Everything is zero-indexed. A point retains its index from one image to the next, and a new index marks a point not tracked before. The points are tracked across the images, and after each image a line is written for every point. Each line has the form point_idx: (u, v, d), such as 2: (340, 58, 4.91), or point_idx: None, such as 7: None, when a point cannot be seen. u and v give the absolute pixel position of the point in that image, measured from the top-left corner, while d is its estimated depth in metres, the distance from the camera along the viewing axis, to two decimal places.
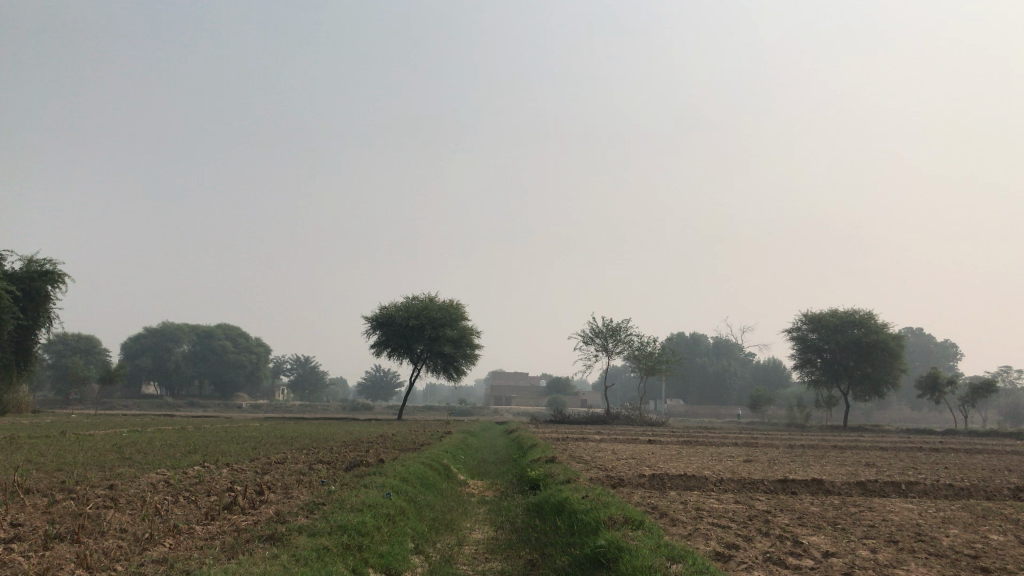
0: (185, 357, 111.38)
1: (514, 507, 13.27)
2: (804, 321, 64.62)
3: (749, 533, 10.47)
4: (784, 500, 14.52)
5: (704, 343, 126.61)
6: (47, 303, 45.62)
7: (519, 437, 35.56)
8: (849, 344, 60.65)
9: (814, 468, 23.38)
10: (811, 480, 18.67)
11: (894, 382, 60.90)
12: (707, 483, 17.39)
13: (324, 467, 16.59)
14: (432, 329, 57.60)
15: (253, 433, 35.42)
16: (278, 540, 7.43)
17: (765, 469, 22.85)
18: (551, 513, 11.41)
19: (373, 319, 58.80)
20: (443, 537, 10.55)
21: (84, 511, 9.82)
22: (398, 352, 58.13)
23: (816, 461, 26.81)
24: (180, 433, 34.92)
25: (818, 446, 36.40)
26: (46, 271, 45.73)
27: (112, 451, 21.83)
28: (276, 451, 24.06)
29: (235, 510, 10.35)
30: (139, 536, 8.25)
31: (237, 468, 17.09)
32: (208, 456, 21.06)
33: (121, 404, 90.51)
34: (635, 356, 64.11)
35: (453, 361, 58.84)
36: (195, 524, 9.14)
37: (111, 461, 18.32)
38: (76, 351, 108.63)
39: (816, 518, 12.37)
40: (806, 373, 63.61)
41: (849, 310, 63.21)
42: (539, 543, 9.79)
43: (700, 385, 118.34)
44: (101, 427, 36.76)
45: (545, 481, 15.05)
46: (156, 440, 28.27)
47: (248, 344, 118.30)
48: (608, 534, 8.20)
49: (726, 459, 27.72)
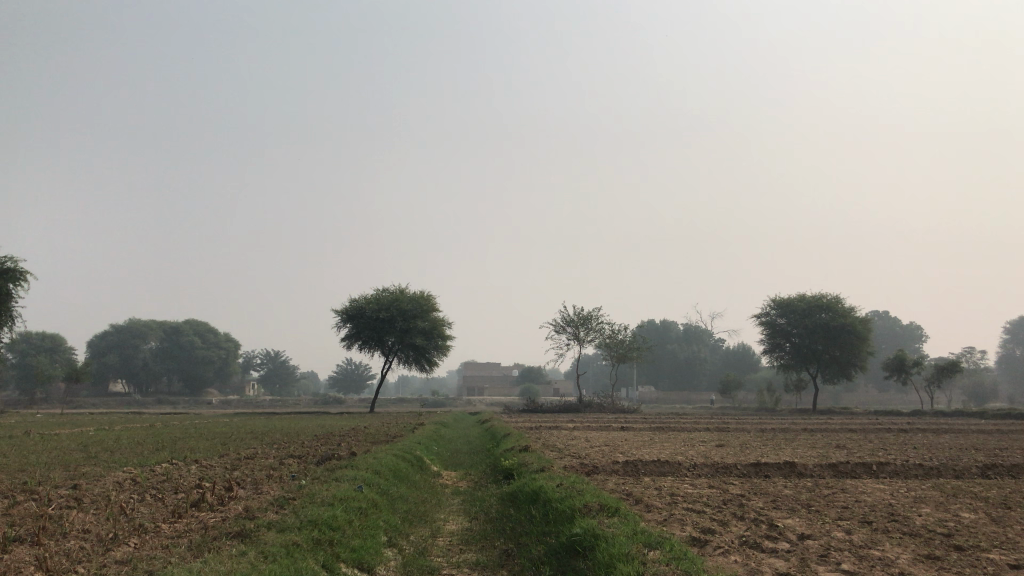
0: (153, 354, 109.93)
1: (488, 497, 13.16)
2: (773, 306, 65.15)
3: (725, 518, 10.45)
4: (757, 484, 14.56)
5: (675, 331, 127.29)
6: (9, 302, 44.67)
7: (491, 428, 35.50)
8: (817, 328, 61.25)
9: (786, 451, 23.54)
10: (785, 463, 18.74)
11: (861, 365, 61.64)
12: (682, 468, 17.39)
13: (295, 462, 16.34)
14: (403, 320, 57.29)
15: (223, 429, 34.95)
16: (247, 537, 7.22)
17: (738, 453, 22.96)
18: (526, 502, 11.32)
19: (343, 312, 58.35)
20: (416, 529, 10.41)
21: (47, 512, 9.53)
22: (369, 344, 57.80)
23: (788, 445, 26.98)
24: (147, 430, 34.35)
25: (788, 429, 36.85)
26: (7, 269, 44.78)
27: (77, 450, 21.37)
28: (246, 446, 23.76)
29: (203, 508, 10.11)
30: (103, 537, 8.01)
31: (206, 464, 16.81)
32: (176, 453, 20.74)
33: (88, 402, 89.15)
34: (606, 344, 64.28)
35: (425, 352, 58.62)
36: (161, 523, 8.91)
37: (76, 461, 17.91)
38: (40, 350, 106.94)
39: (790, 500, 12.39)
40: (775, 358, 64.18)
41: (817, 295, 63.80)
42: (513, 533, 9.69)
43: (671, 372, 119.03)
44: (68, 426, 36.12)
45: (518, 471, 14.95)
46: (124, 438, 27.74)
47: (217, 339, 117.02)
48: (584, 522, 8.09)
49: (698, 444, 27.79)
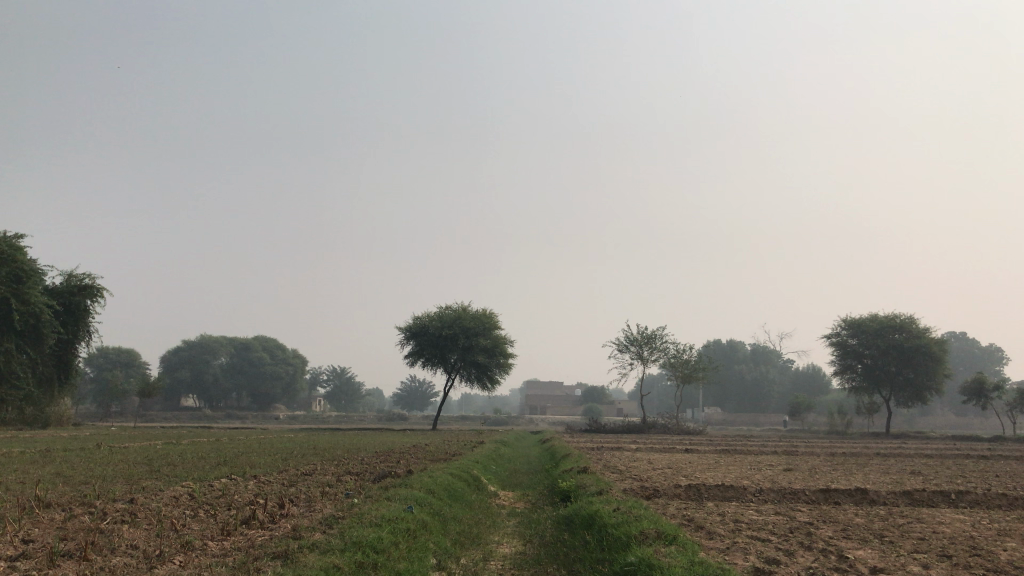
0: (223, 369, 112.43)
1: (544, 520, 12.80)
2: (844, 326, 63.24)
3: (791, 547, 9.91)
4: (827, 512, 13.86)
5: (742, 351, 124.85)
6: (87, 318, 45.99)
7: (552, 447, 35.06)
8: (890, 349, 59.28)
9: (857, 477, 22.65)
10: (856, 489, 17.93)
11: (937, 388, 59.37)
12: (746, 493, 16.75)
13: (351, 479, 16.28)
14: (466, 338, 57.25)
15: (287, 444, 35.30)
16: (290, 558, 7.05)
17: (806, 478, 22.17)
18: (582, 526, 10.94)
19: (407, 329, 58.73)
20: (469, 552, 10.17)
21: (98, 527, 9.50)
22: (432, 361, 57.97)
23: (860, 470, 25.92)
24: (214, 444, 34.89)
25: (861, 454, 35.57)
26: (85, 286, 46.13)
27: (142, 464, 21.68)
28: (305, 462, 23.85)
29: (254, 525, 9.99)
30: (150, 553, 7.93)
31: (263, 480, 16.86)
32: (237, 468, 20.93)
33: (160, 415, 91.45)
34: (670, 364, 63.24)
35: (487, 370, 58.48)
36: (210, 539, 8.82)
37: (137, 474, 18.14)
38: (117, 364, 110.21)
39: (862, 530, 11.76)
40: (846, 380, 62.32)
41: (890, 315, 61.77)
42: (567, 558, 9.34)
43: (738, 392, 116.73)
44: (139, 439, 37.06)
45: (576, 493, 14.55)
46: (189, 452, 28.19)
47: (285, 356, 119.16)
48: (640, 551, 7.68)
49: (765, 468, 27.00)
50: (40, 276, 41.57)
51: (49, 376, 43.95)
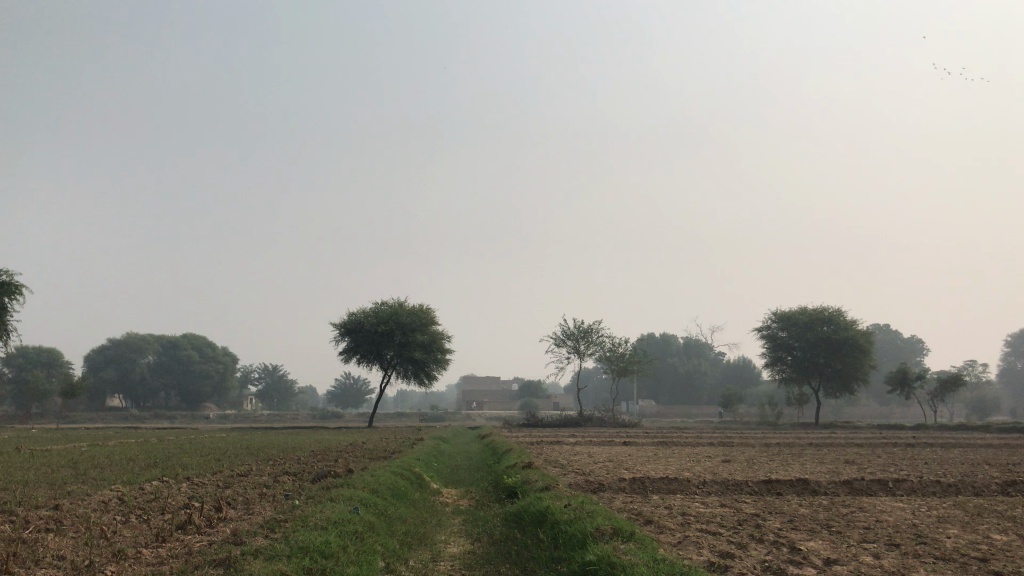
0: (150, 368, 109.32)
1: (491, 518, 12.54)
2: (774, 319, 64.48)
3: (742, 540, 9.87)
4: (771, 502, 13.99)
5: (675, 344, 126.71)
6: (4, 316, 44.03)
7: (492, 442, 34.80)
8: (818, 341, 60.70)
9: (795, 467, 22.96)
10: (797, 479, 18.10)
11: (864, 379, 60.91)
12: (690, 486, 16.76)
13: (289, 479, 15.77)
14: (402, 334, 56.71)
15: (219, 445, 34.27)
16: (231, 566, 6.64)
17: (746, 469, 22.38)
18: (531, 524, 10.71)
19: (342, 325, 57.79)
20: (416, 552, 9.84)
21: (21, 536, 8.90)
22: (368, 358, 57.19)
23: (796, 460, 26.30)
24: (141, 445, 33.72)
25: (793, 444, 36.23)
26: (3, 283, 44.14)
27: (67, 467, 20.77)
28: (241, 463, 23.17)
29: (189, 531, 9.49)
30: (77, 564, 7.41)
31: (197, 482, 16.27)
32: (167, 469, 20.14)
33: (85, 416, 88.39)
34: (606, 358, 63.56)
35: (424, 366, 57.97)
36: (143, 547, 8.32)
37: (63, 478, 17.26)
38: (37, 364, 106.14)
39: (808, 520, 11.81)
40: (777, 372, 63.58)
41: (818, 308, 63.23)
42: (519, 557, 9.13)
43: (671, 385, 118.33)
44: (61, 442, 35.56)
45: (522, 489, 14.36)
46: (116, 454, 27.13)
47: (215, 354, 116.34)
48: (598, 549, 7.49)
49: (703, 459, 27.20)
50: None
51: None
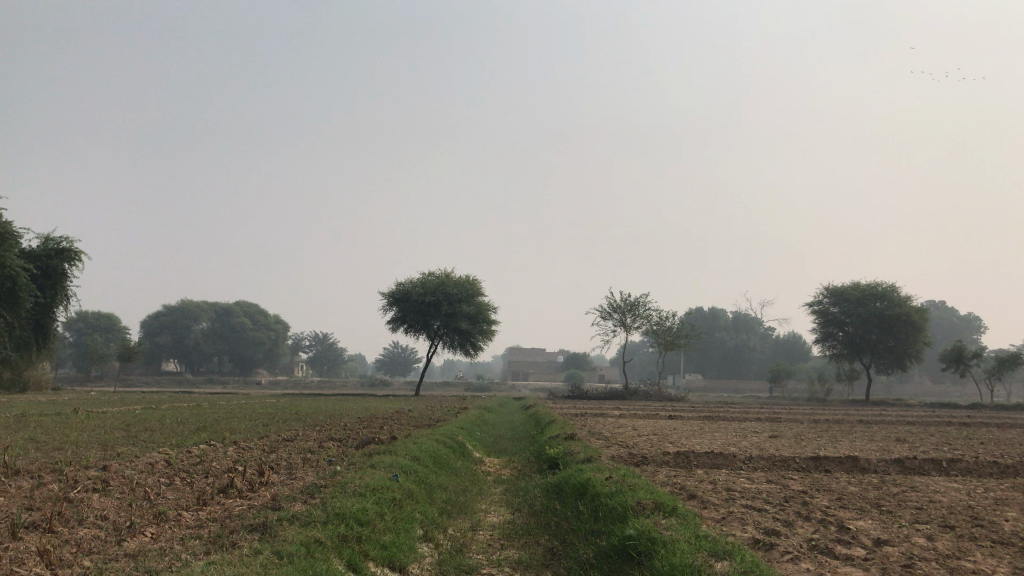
0: (204, 334, 111.50)
1: (533, 488, 12.46)
2: (825, 294, 63.23)
3: (789, 517, 9.61)
4: (819, 479, 13.67)
5: (723, 318, 125.38)
6: (65, 281, 45.10)
7: (537, 413, 34.77)
8: (871, 317, 59.39)
9: (844, 444, 22.54)
10: (847, 457, 17.66)
11: (917, 356, 59.51)
12: (736, 461, 16.49)
13: (334, 445, 15.86)
14: (449, 304, 56.85)
15: (268, 409, 34.81)
16: (267, 531, 6.62)
17: (793, 445, 22.00)
18: (572, 495, 10.61)
19: (390, 295, 58.22)
20: (456, 521, 9.77)
21: (67, 496, 9.01)
22: (415, 328, 57.57)
23: (846, 437, 25.76)
24: (192, 409, 34.23)
25: (844, 421, 35.60)
26: (63, 249, 45.18)
27: (119, 429, 21.17)
28: (289, 428, 23.44)
29: (231, 494, 9.56)
30: (118, 525, 7.45)
31: (245, 446, 16.47)
32: (216, 434, 20.41)
33: (141, 380, 90.60)
34: (653, 331, 63.08)
35: (470, 337, 58.13)
36: (183, 510, 8.39)
37: (115, 440, 17.59)
38: (96, 329, 109.05)
39: (858, 498, 11.49)
40: (827, 347, 62.51)
41: (871, 283, 61.79)
42: (559, 529, 9.00)
43: (719, 359, 117.20)
44: (116, 405, 36.39)
45: (564, 460, 14.24)
46: (168, 417, 27.64)
47: (266, 322, 118.27)
48: (638, 523, 7.30)
49: (751, 434, 26.81)
50: (18, 240, 41.00)
51: (27, 340, 43.11)
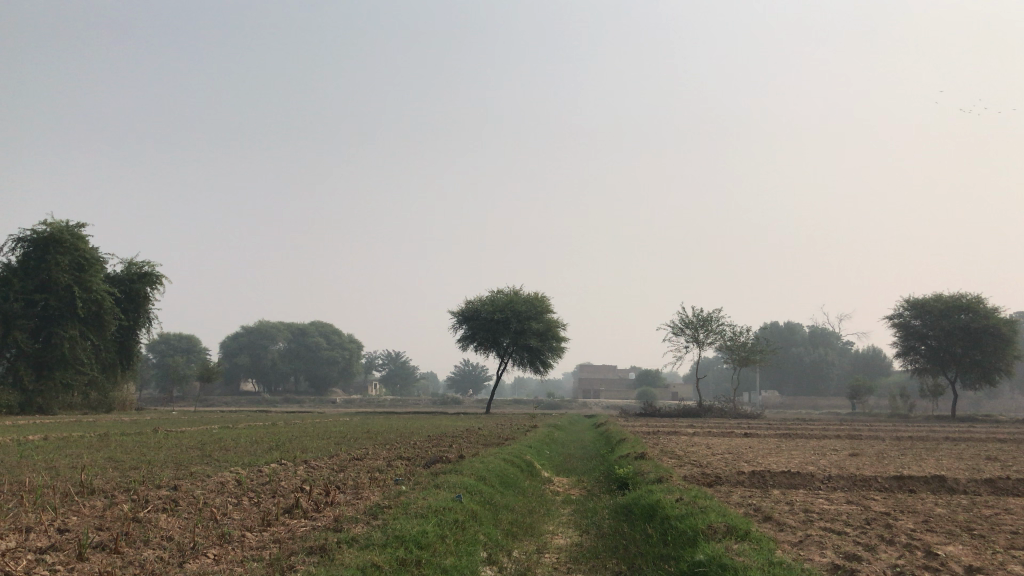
0: (281, 354, 114.02)
1: (602, 509, 12.14)
2: (906, 307, 61.09)
3: (870, 541, 9.10)
4: (903, 500, 13.01)
5: (800, 334, 122.36)
6: (147, 305, 46.58)
7: (608, 431, 34.27)
8: (955, 330, 57.11)
9: (930, 463, 21.50)
10: (933, 476, 16.81)
11: (1006, 370, 56.93)
12: (814, 480, 15.87)
13: (402, 464, 15.83)
14: (519, 322, 56.70)
15: (340, 428, 35.19)
16: (326, 554, 6.55)
17: (875, 464, 21.11)
18: (642, 518, 10.28)
19: (460, 313, 58.52)
20: (521, 543, 9.57)
21: (135, 515, 9.12)
22: (485, 345, 57.67)
23: (931, 455, 24.65)
24: (267, 428, 34.83)
25: (930, 438, 34.19)
26: (145, 273, 46.76)
27: (195, 448, 21.60)
28: (359, 446, 23.61)
29: (296, 514, 9.55)
30: (182, 546, 7.47)
31: (314, 465, 16.59)
32: (287, 452, 20.60)
33: (221, 400, 93.00)
34: (727, 347, 61.84)
35: (540, 354, 57.86)
36: (248, 530, 8.39)
37: (190, 459, 17.92)
38: (178, 350, 112.59)
39: (946, 521, 10.87)
40: (909, 362, 60.32)
41: (955, 294, 59.43)
42: (627, 552, 8.72)
43: (796, 375, 114.33)
44: (195, 424, 37.24)
45: (634, 480, 13.90)
46: (242, 436, 28.14)
47: (341, 341, 120.31)
48: (710, 548, 6.97)
49: (830, 453, 25.92)
50: (103, 266, 42.50)
51: (112, 363, 44.49)
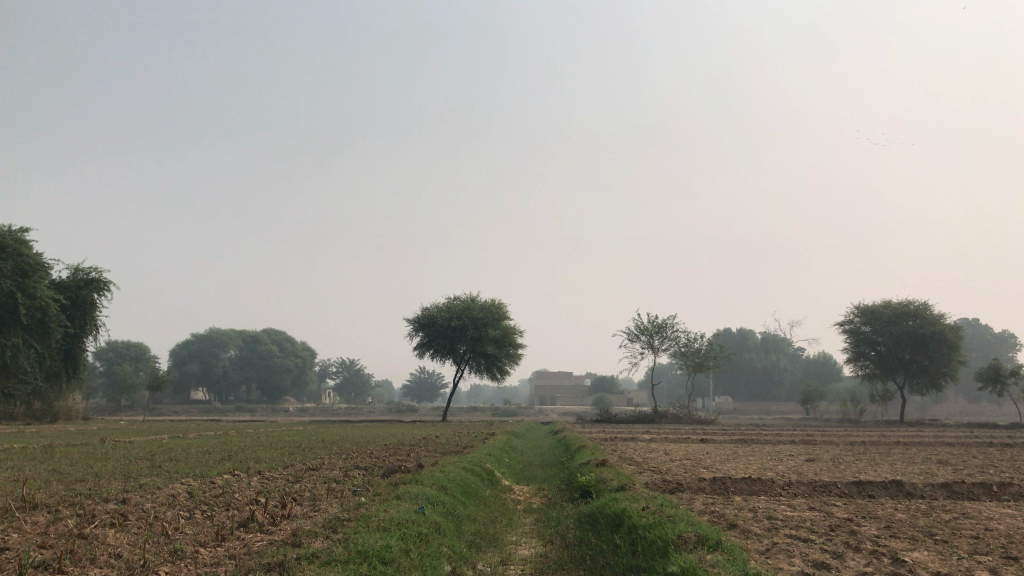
0: (232, 362, 112.17)
1: (565, 518, 11.99)
2: (856, 313, 62.08)
3: (837, 548, 9.06)
4: (864, 506, 13.04)
5: (752, 339, 124.03)
6: (94, 311, 45.35)
7: (566, 438, 34.17)
8: (904, 336, 58.17)
9: (885, 467, 21.73)
10: (890, 480, 16.96)
11: (952, 375, 58.20)
12: (775, 486, 15.88)
13: (359, 474, 15.50)
14: (475, 329, 56.49)
15: (294, 437, 34.56)
16: (285, 572, 6.27)
17: (832, 469, 21.29)
18: (608, 527, 10.11)
19: (415, 320, 58.02)
20: (486, 555, 9.34)
21: (80, 531, 8.70)
22: (441, 353, 57.27)
23: (883, 460, 24.92)
24: (218, 438, 34.06)
25: (879, 442, 34.77)
26: (92, 279, 45.57)
27: (144, 459, 20.97)
28: (315, 456, 23.19)
29: (252, 529, 9.19)
30: (131, 563, 7.09)
31: (268, 476, 16.14)
32: (241, 463, 20.11)
33: (170, 409, 91.08)
34: (681, 353, 62.25)
35: (497, 361, 57.66)
36: (202, 546, 8.05)
37: (138, 470, 17.36)
38: (125, 358, 110.20)
39: (908, 526, 10.87)
40: (859, 367, 61.27)
41: (903, 301, 60.62)
42: (595, 563, 8.55)
43: (749, 380, 115.72)
44: (143, 434, 36.23)
45: (597, 488, 13.77)
46: (194, 447, 27.51)
47: (294, 349, 118.80)
48: (681, 558, 6.85)
49: (785, 458, 26.09)
50: (46, 271, 41.23)
51: (57, 371, 43.17)
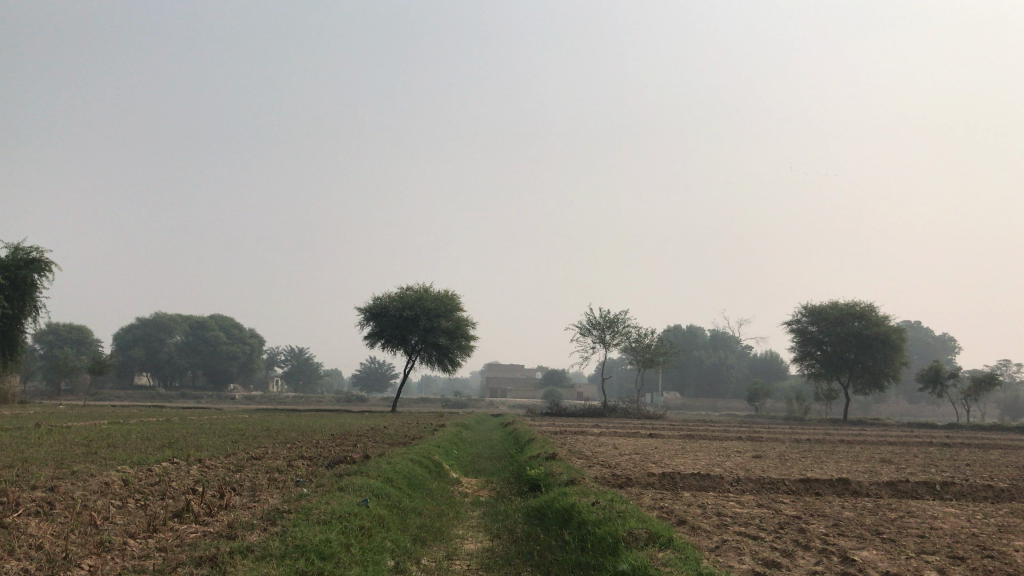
0: (178, 348, 109.81)
1: (513, 512, 11.78)
2: (804, 313, 62.96)
3: (787, 546, 8.96)
4: (811, 503, 13.04)
5: (701, 337, 125.67)
6: (34, 292, 43.95)
7: (516, 431, 33.86)
8: (849, 336, 59.15)
9: (829, 465, 21.88)
10: (837, 478, 17.06)
11: (894, 376, 59.40)
12: (724, 482, 15.86)
13: (304, 464, 15.09)
14: (427, 320, 56.01)
15: (239, 425, 33.80)
16: (217, 566, 5.94)
17: (777, 466, 21.43)
18: (556, 523, 9.87)
19: (367, 310, 57.28)
20: (430, 550, 9.07)
21: (3, 521, 8.22)
22: (392, 343, 56.69)
23: (829, 458, 25.08)
24: (160, 424, 33.10)
25: (825, 441, 35.19)
26: (33, 259, 44.11)
27: (79, 445, 20.19)
28: (260, 445, 22.65)
29: (186, 519, 8.79)
30: (51, 556, 6.66)
31: (209, 464, 15.59)
32: (181, 451, 19.47)
33: (112, 394, 88.80)
34: (632, 348, 62.53)
35: (448, 353, 57.26)
36: (131, 537, 7.63)
37: (71, 458, 16.62)
38: (67, 341, 107.25)
39: (855, 525, 10.90)
40: (805, 366, 62.22)
41: (850, 302, 61.52)
42: (543, 560, 8.32)
43: (697, 377, 116.96)
44: (82, 419, 35.08)
45: (546, 482, 13.57)
46: (132, 433, 26.67)
47: (242, 336, 116.72)
48: (631, 557, 6.65)
49: (733, 455, 26.21)
50: None
51: None
